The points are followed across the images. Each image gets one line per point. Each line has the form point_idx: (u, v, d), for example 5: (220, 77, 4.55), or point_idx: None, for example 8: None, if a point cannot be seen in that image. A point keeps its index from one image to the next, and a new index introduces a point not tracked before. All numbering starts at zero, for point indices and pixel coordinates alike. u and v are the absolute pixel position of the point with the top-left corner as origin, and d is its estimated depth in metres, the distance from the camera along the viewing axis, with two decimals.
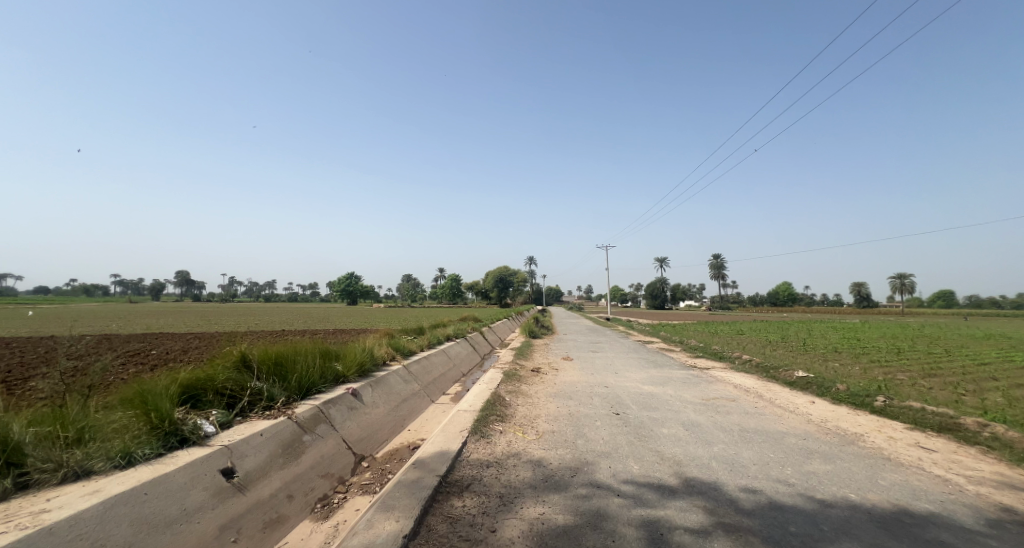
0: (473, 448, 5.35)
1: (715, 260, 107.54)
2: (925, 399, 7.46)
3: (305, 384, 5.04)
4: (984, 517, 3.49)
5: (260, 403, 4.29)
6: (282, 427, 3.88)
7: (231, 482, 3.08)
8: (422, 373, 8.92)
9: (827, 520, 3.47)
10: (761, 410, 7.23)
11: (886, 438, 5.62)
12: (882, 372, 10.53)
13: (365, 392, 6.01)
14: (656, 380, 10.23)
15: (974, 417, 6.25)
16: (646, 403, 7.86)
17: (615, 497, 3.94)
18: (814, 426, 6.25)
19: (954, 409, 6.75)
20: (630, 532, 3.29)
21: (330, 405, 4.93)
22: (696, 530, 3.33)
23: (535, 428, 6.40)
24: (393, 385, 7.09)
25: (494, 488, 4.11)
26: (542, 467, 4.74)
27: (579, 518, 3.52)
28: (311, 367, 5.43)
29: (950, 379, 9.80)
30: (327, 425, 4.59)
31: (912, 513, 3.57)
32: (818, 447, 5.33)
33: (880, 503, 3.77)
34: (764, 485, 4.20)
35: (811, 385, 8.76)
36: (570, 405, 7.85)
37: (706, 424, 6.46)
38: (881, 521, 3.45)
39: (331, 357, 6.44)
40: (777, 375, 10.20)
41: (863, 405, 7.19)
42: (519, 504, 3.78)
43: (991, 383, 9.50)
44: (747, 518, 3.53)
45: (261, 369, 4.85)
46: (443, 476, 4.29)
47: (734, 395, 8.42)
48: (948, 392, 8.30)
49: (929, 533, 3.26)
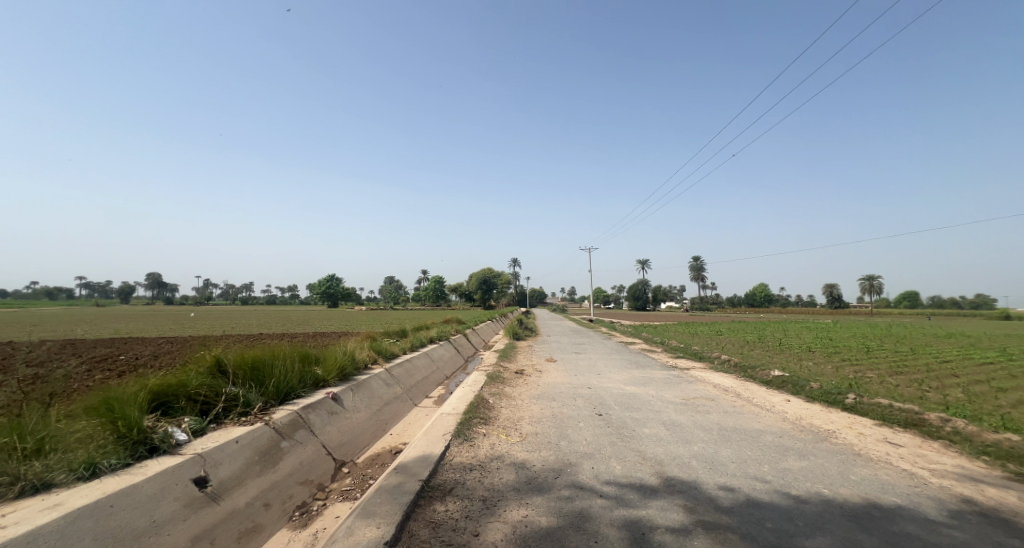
0: (456, 452, 5.33)
1: (695, 263, 109.72)
2: (892, 396, 7.72)
3: (284, 389, 4.94)
4: (947, 508, 3.64)
5: (235, 409, 4.18)
6: (257, 434, 3.79)
7: (204, 492, 2.99)
8: (405, 377, 8.86)
9: (801, 516, 3.57)
10: (738, 409, 7.39)
11: (856, 434, 5.80)
12: (852, 371, 10.88)
13: (346, 397, 5.93)
14: (637, 380, 10.41)
15: (939, 413, 6.48)
16: (627, 404, 7.97)
17: (597, 498, 3.97)
18: (789, 423, 6.43)
19: (919, 406, 7.00)
20: (612, 532, 3.32)
21: (309, 410, 4.85)
22: (676, 529, 3.38)
23: (518, 430, 6.41)
24: (375, 390, 7.01)
25: (476, 492, 4.10)
26: (525, 469, 4.75)
27: (562, 519, 3.54)
28: (290, 372, 5.32)
29: (914, 376, 10.18)
30: (306, 431, 4.51)
31: (882, 507, 3.70)
32: (792, 444, 5.47)
33: (851, 497, 3.89)
34: (741, 483, 4.30)
35: (786, 384, 9.00)
36: (553, 406, 7.92)
37: (686, 423, 6.59)
38: (853, 515, 3.56)
39: (311, 360, 6.33)
40: (753, 374, 10.45)
41: (835, 403, 7.42)
42: (503, 507, 3.78)
43: (955, 380, 9.89)
44: (725, 515, 3.61)
45: (236, 375, 4.74)
46: (425, 481, 4.25)
47: (713, 395, 8.56)
48: (913, 389, 8.62)
49: (897, 525, 3.38)
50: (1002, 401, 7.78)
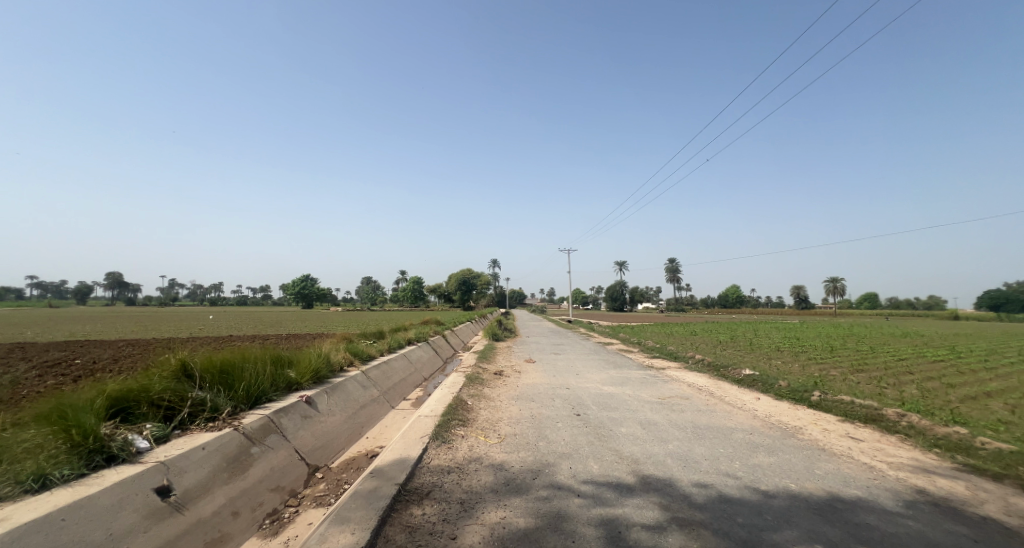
0: (433, 454, 5.30)
1: (670, 264, 111.97)
2: (854, 393, 8.06)
3: (254, 392, 4.81)
4: (903, 499, 3.82)
5: (202, 414, 4.05)
6: (225, 440, 3.69)
7: (167, 501, 2.90)
8: (382, 379, 8.75)
9: (769, 510, 3.69)
10: (711, 407, 7.58)
11: (820, 430, 6.03)
12: (818, 369, 11.30)
13: (320, 400, 5.82)
14: (615, 380, 10.55)
15: (896, 408, 6.80)
16: (605, 404, 8.07)
17: (575, 497, 4.01)
18: (759, 420, 6.63)
19: (878, 402, 7.33)
20: (589, 532, 3.36)
21: (281, 414, 4.74)
22: (652, 526, 3.45)
23: (497, 432, 6.41)
24: (351, 392, 6.91)
25: (454, 494, 4.08)
26: (504, 471, 4.75)
27: (540, 520, 3.56)
28: (261, 375, 5.18)
29: (875, 374, 10.64)
30: (278, 436, 4.41)
31: (844, 499, 3.85)
32: (762, 441, 5.65)
33: (815, 491, 4.05)
34: (714, 480, 4.41)
35: (756, 382, 9.27)
36: (532, 407, 7.95)
37: (662, 422, 6.71)
38: (817, 508, 3.70)
39: (284, 363, 6.17)
40: (726, 373, 10.73)
41: (802, 400, 7.69)
42: (480, 509, 3.77)
43: (910, 377, 10.40)
44: (699, 512, 3.69)
45: (203, 379, 4.59)
46: (402, 485, 4.22)
47: (687, 394, 8.75)
48: (873, 386, 9.02)
49: (857, 517, 3.53)
50: (952, 397, 8.23)
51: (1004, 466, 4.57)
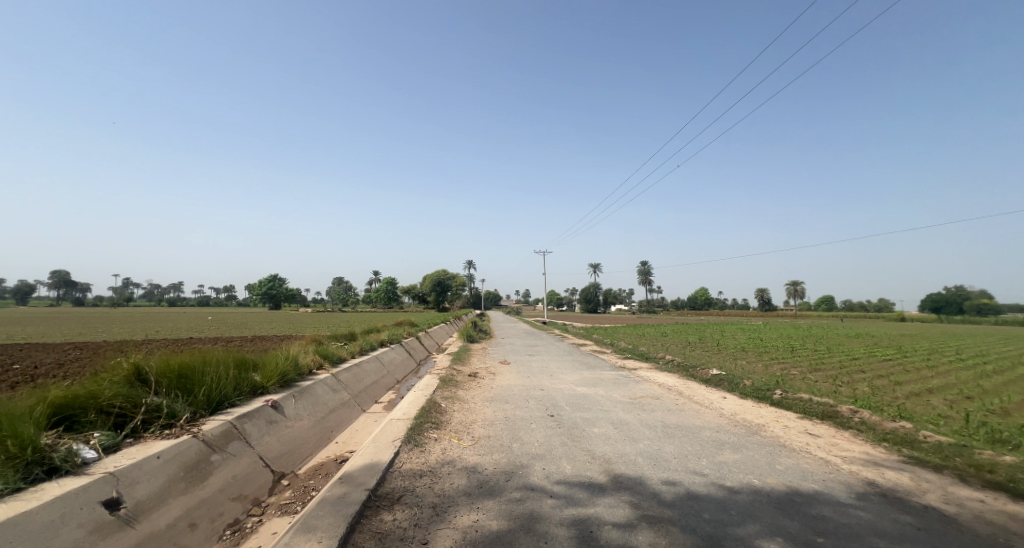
0: (405, 458, 5.23)
1: (642, 267, 114.40)
2: (813, 391, 8.42)
3: (215, 397, 4.64)
4: (855, 491, 4.01)
5: (156, 422, 3.87)
6: (183, 448, 3.54)
7: (116, 515, 2.75)
8: (353, 382, 8.57)
9: (734, 505, 3.82)
10: (681, 406, 7.76)
11: (782, 427, 6.27)
12: (780, 368, 11.76)
13: (287, 404, 5.66)
14: (588, 381, 10.67)
15: (850, 405, 7.15)
16: (578, 404, 8.15)
17: (547, 498, 4.04)
18: (725, 419, 6.83)
19: (834, 399, 7.68)
20: (561, 532, 3.39)
21: (245, 420, 4.59)
22: (622, 525, 3.51)
23: (470, 434, 6.39)
24: (319, 396, 6.74)
25: (426, 499, 4.04)
26: (476, 473, 4.73)
27: (513, 521, 3.57)
28: (223, 379, 5.00)
29: (831, 373, 11.16)
30: (241, 442, 4.26)
31: (802, 493, 4.02)
32: (727, 438, 5.83)
33: (776, 486, 4.21)
34: (682, 477, 4.53)
35: (723, 382, 9.56)
36: (506, 408, 7.95)
37: (633, 422, 6.84)
38: (778, 502, 3.85)
39: (248, 367, 5.97)
40: (695, 373, 11.02)
41: (765, 398, 7.98)
42: (452, 512, 3.75)
43: (863, 375, 10.96)
44: (668, 509, 3.78)
45: (159, 384, 4.39)
46: (372, 490, 4.15)
47: (658, 394, 8.94)
48: (830, 384, 9.45)
49: (814, 509, 3.69)
50: (901, 394, 8.72)
51: (945, 458, 4.88)
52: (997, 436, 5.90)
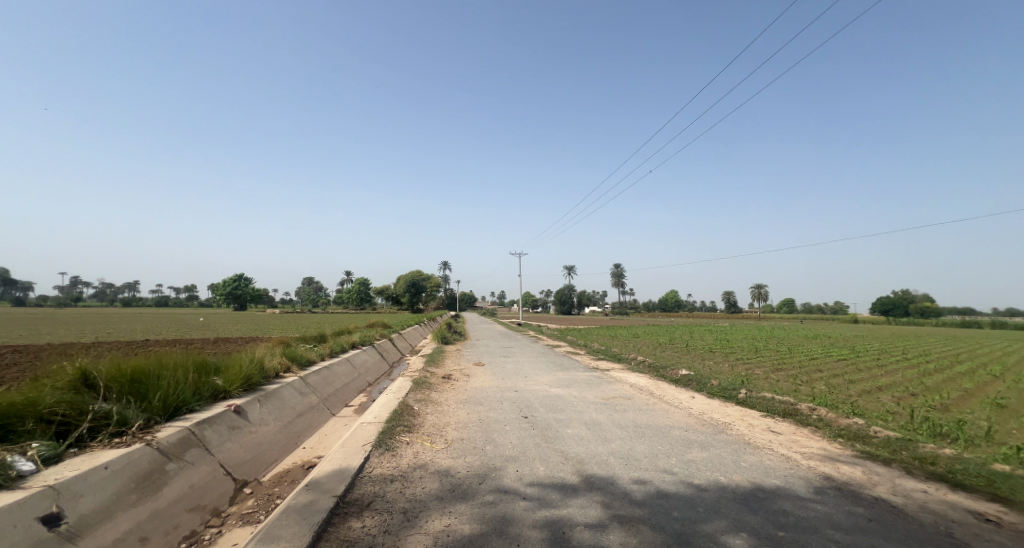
0: (376, 463, 5.13)
1: (615, 270, 116.44)
2: (775, 390, 8.74)
3: (172, 403, 4.43)
4: (812, 485, 4.18)
5: (105, 429, 3.66)
6: (135, 457, 3.36)
7: (56, 532, 2.57)
8: (322, 385, 8.35)
9: (701, 502, 3.91)
10: (651, 406, 7.91)
11: (746, 425, 6.48)
12: (745, 368, 12.16)
13: (251, 409, 5.46)
14: (561, 382, 10.75)
15: (809, 403, 7.46)
16: (552, 405, 8.20)
17: (520, 501, 4.02)
18: (693, 418, 7.00)
19: (795, 398, 7.99)
20: (534, 534, 3.39)
21: (205, 426, 4.40)
22: (594, 525, 3.53)
23: (443, 437, 6.32)
24: (286, 400, 6.54)
25: (397, 504, 3.97)
26: (449, 477, 4.68)
27: (485, 525, 3.54)
28: (181, 383, 4.77)
29: (792, 372, 11.63)
30: (200, 450, 4.08)
31: (764, 488, 4.15)
32: (695, 437, 5.97)
33: (741, 482, 4.33)
34: (652, 476, 4.60)
35: (692, 382, 9.80)
36: (479, 410, 7.91)
37: (605, 422, 6.92)
38: (742, 498, 3.96)
39: (210, 370, 5.72)
40: (665, 373, 11.27)
41: (730, 398, 8.22)
42: (424, 517, 3.70)
43: (820, 375, 11.47)
44: (638, 508, 3.83)
45: (109, 390, 4.16)
46: (340, 497, 4.05)
47: (630, 394, 9.08)
48: (791, 383, 9.84)
49: (776, 504, 3.81)
50: (854, 392, 9.17)
51: (892, 452, 5.15)
52: (939, 430, 6.27)
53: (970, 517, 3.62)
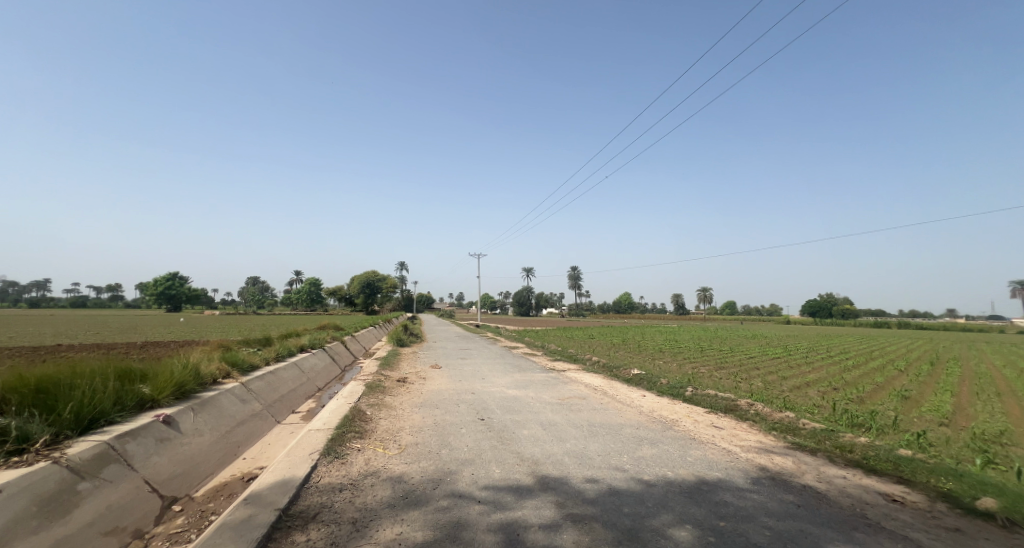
0: (324, 472, 4.90)
1: (572, 273, 118.75)
2: (719, 387, 9.18)
3: (87, 415, 4.02)
4: (750, 476, 4.40)
5: (2, 448, 3.26)
6: (38, 478, 3.01)
7: None
8: (266, 391, 7.90)
9: (650, 497, 4.01)
10: (604, 405, 8.08)
11: (691, 421, 6.75)
12: (691, 367, 12.74)
13: (184, 419, 5.07)
14: (518, 383, 10.79)
15: (748, 399, 7.90)
16: (508, 407, 8.18)
17: (475, 504, 3.97)
18: (644, 415, 7.21)
19: (736, 394, 8.44)
20: (488, 538, 3.34)
21: (128, 439, 4.03)
22: (547, 525, 3.54)
23: (397, 442, 6.15)
24: (225, 408, 6.13)
25: (345, 514, 3.80)
26: (402, 484, 4.55)
27: (438, 531, 3.46)
28: (98, 393, 4.35)
29: (734, 370, 12.30)
30: (121, 466, 3.73)
31: (707, 481, 4.33)
32: (645, 434, 6.14)
33: (687, 476, 4.49)
34: (604, 474, 4.68)
35: (643, 381, 10.12)
36: (435, 414, 7.77)
37: (560, 422, 6.99)
38: (687, 491, 4.11)
39: (135, 378, 5.26)
40: (618, 373, 11.58)
41: (678, 395, 8.55)
42: (374, 527, 3.56)
43: (759, 372, 12.21)
44: (591, 506, 3.88)
45: (9, 403, 3.72)
46: (284, 510, 3.83)
47: (584, 394, 9.24)
48: (732, 381, 10.39)
49: (718, 495, 3.98)
50: (788, 387, 9.81)
51: (819, 442, 5.54)
52: (858, 420, 6.82)
53: (881, 499, 3.95)
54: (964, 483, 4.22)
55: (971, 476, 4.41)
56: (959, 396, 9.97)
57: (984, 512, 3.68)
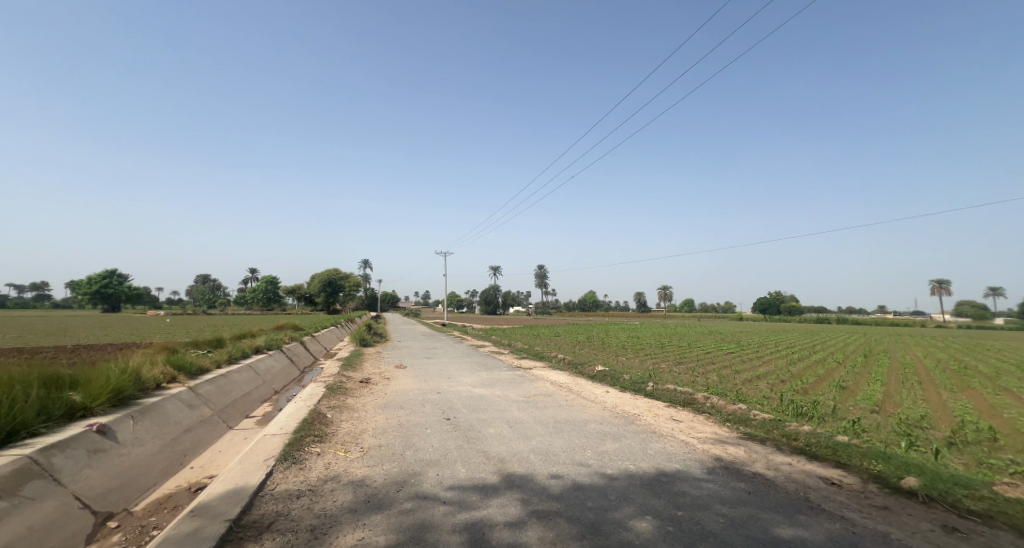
0: (280, 478, 4.67)
1: (538, 272, 119.70)
2: (678, 382, 9.46)
3: (5, 427, 3.65)
4: (706, 466, 4.54)
5: None
6: None
7: None
8: (217, 395, 7.47)
9: (613, 490, 4.06)
10: (569, 402, 8.15)
11: (652, 415, 6.91)
12: (653, 363, 13.08)
13: (122, 428, 4.71)
14: (484, 381, 10.73)
15: (704, 392, 8.18)
16: (474, 406, 8.11)
17: (440, 505, 3.89)
18: (607, 411, 7.32)
19: (694, 388, 8.72)
20: (452, 539, 3.27)
21: (55, 451, 3.70)
22: (513, 523, 3.51)
23: (359, 445, 5.96)
24: (170, 415, 5.75)
25: (303, 521, 3.64)
26: (364, 487, 4.40)
27: (400, 534, 3.36)
28: (18, 403, 3.95)
29: (692, 365, 12.73)
30: (46, 481, 3.42)
31: (666, 472, 4.43)
32: (609, 429, 6.23)
33: (647, 468, 4.58)
34: (568, 469, 4.71)
35: (606, 377, 10.28)
36: (399, 415, 7.59)
37: (526, 419, 6.99)
38: (648, 483, 4.19)
39: (64, 385, 4.83)
40: (582, 370, 11.73)
41: (639, 390, 8.75)
42: (333, 533, 3.42)
43: (715, 367, 12.69)
44: (555, 502, 3.88)
45: None
46: (235, 521, 3.62)
47: (550, 391, 9.29)
48: (691, 375, 10.74)
49: (676, 486, 4.08)
50: (742, 381, 10.25)
51: (767, 431, 5.79)
52: (802, 410, 7.20)
53: (821, 482, 4.17)
54: (892, 465, 4.52)
55: (898, 458, 4.73)
56: (889, 385, 10.74)
57: (909, 491, 3.95)
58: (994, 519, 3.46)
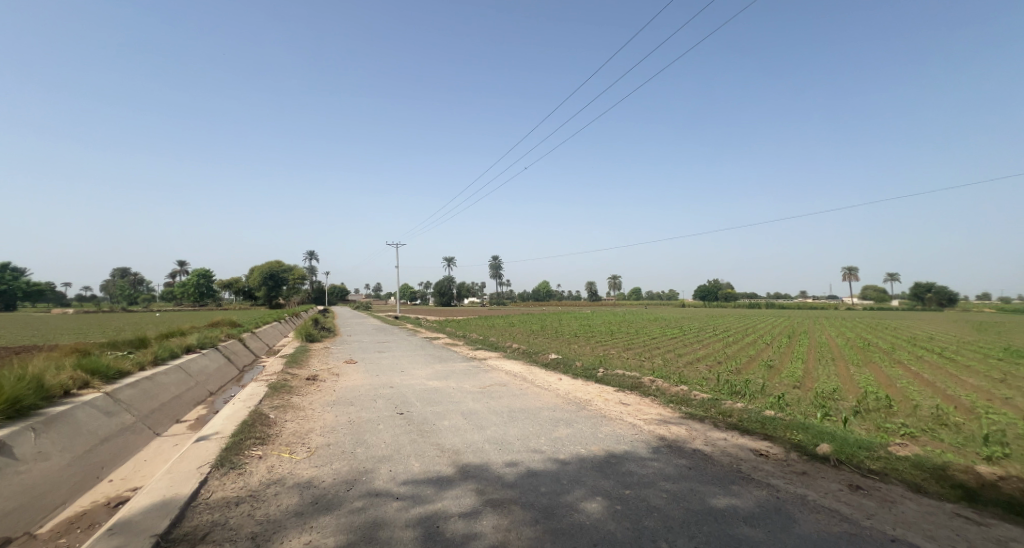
0: (216, 486, 4.33)
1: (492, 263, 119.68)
2: (628, 367, 9.77)
3: None
4: (651, 446, 4.69)
5: None
6: None
7: None
8: (140, 401, 6.80)
9: (565, 475, 4.09)
10: (523, 390, 8.18)
11: (602, 400, 7.07)
12: (604, 349, 13.42)
13: (22, 443, 4.17)
14: (439, 374, 10.56)
15: (650, 376, 8.49)
16: (428, 399, 7.94)
17: (393, 501, 3.75)
18: (560, 398, 7.41)
19: (641, 372, 9.04)
20: (406, 534, 3.16)
21: None
22: (467, 513, 3.44)
23: (306, 445, 5.64)
24: (82, 425, 5.16)
25: (243, 530, 3.38)
26: (311, 489, 4.17)
27: (349, 534, 3.20)
28: None
29: (640, 350, 13.20)
30: None
31: (615, 454, 4.53)
32: (561, 415, 6.30)
33: (598, 451, 4.66)
34: (523, 457, 4.70)
35: (559, 365, 10.43)
36: (350, 411, 7.28)
37: (481, 410, 6.93)
38: (598, 465, 4.27)
39: None
40: (536, 358, 11.85)
41: (591, 376, 8.93)
42: (277, 539, 3.20)
43: (661, 351, 13.25)
44: (510, 490, 3.86)
45: None
46: (163, 536, 3.30)
47: (504, 381, 9.29)
48: (639, 360, 11.15)
49: (625, 466, 4.18)
50: (684, 363, 10.76)
51: (706, 410, 6.08)
52: (736, 388, 7.66)
53: (751, 454, 4.43)
54: (811, 434, 4.89)
55: (816, 427, 5.12)
56: (808, 363, 11.69)
57: (823, 456, 4.28)
58: (889, 475, 3.82)
